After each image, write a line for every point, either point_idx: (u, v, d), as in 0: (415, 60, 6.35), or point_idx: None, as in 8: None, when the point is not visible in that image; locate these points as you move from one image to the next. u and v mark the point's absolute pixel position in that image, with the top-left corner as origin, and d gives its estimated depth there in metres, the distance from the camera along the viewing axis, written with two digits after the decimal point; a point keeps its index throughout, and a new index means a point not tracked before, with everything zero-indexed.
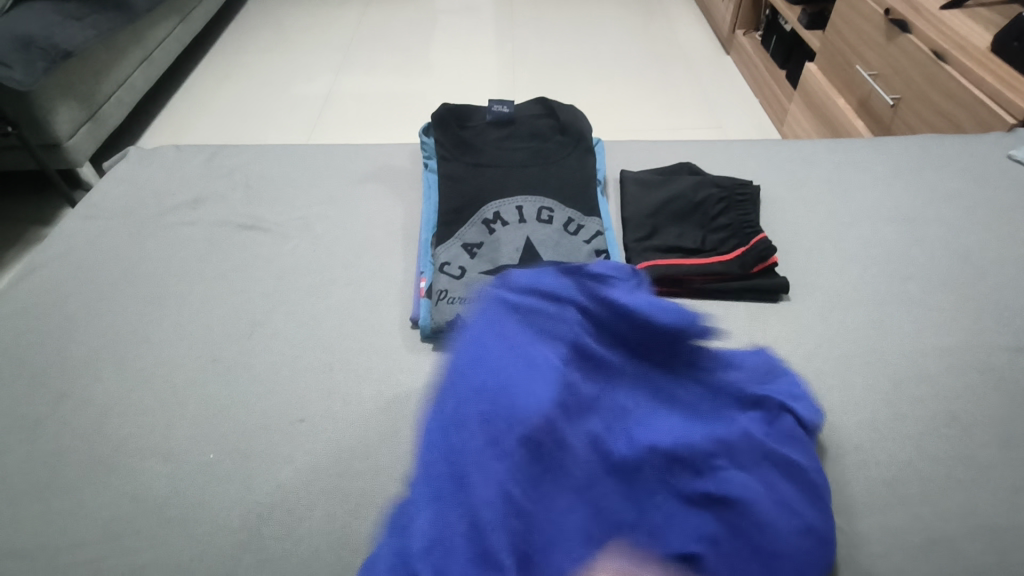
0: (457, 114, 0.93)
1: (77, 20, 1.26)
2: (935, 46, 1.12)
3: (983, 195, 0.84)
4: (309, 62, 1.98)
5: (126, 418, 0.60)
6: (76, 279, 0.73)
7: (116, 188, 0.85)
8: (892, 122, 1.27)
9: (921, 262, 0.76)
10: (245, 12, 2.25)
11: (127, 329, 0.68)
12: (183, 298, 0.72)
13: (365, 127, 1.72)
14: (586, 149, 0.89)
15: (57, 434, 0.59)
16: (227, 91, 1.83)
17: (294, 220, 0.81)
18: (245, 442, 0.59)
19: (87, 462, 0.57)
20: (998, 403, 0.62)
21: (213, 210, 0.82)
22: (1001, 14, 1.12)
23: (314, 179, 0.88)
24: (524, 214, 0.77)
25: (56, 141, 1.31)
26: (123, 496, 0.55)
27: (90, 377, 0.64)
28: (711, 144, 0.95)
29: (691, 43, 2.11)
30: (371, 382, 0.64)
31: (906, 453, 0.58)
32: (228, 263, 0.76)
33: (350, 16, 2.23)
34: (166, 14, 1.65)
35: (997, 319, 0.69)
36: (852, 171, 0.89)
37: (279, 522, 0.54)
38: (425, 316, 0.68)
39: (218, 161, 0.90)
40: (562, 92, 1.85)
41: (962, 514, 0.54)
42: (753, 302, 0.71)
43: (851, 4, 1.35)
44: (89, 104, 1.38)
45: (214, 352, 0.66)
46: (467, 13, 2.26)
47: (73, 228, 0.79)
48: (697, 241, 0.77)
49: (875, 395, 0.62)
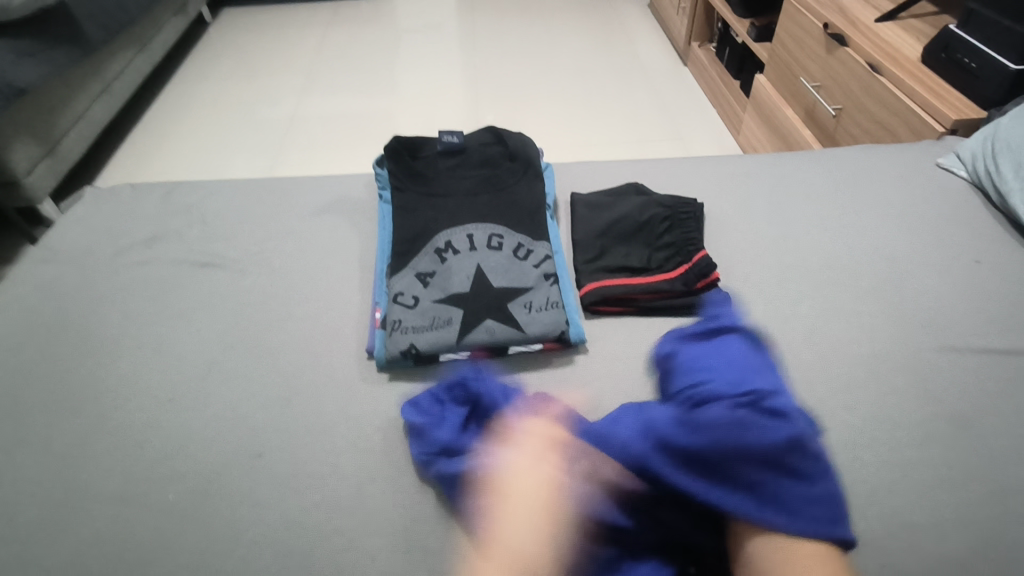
0: (409, 145, 0.94)
1: (31, 57, 1.26)
2: (870, 58, 1.17)
3: (912, 202, 0.89)
4: (273, 85, 1.99)
5: (83, 463, 0.61)
6: (32, 323, 0.73)
7: (71, 230, 0.85)
8: (835, 130, 1.32)
9: (855, 271, 0.80)
10: (208, 37, 2.26)
11: (84, 372, 0.69)
12: (140, 338, 0.72)
13: (329, 148, 1.74)
14: (535, 174, 0.91)
15: (14, 482, 0.60)
16: (190, 120, 1.84)
17: (251, 255, 0.83)
18: (204, 481, 0.60)
19: (44, 510, 0.58)
20: (922, 406, 0.65)
21: (170, 248, 0.83)
22: (932, 26, 1.19)
23: (271, 213, 0.89)
24: (474, 241, 0.79)
25: (14, 178, 1.30)
26: (81, 541, 0.56)
27: (47, 423, 0.64)
28: (658, 163, 0.98)
29: (649, 56, 2.16)
30: (322, 415, 0.65)
31: (842, 457, 0.61)
32: (186, 300, 0.77)
33: (313, 39, 2.25)
34: (123, 45, 1.65)
35: (924, 323, 0.73)
36: (792, 184, 0.93)
37: (239, 557, 0.55)
38: (381, 347, 0.69)
39: (175, 198, 0.91)
40: (524, 109, 1.89)
41: (891, 511, 0.57)
42: (695, 317, 0.74)
43: (794, 19, 1.39)
44: (46, 138, 1.38)
45: (170, 394, 0.67)
46: (431, 31, 2.30)
47: (28, 272, 0.79)
48: (643, 260, 0.79)
49: (806, 404, 0.65)
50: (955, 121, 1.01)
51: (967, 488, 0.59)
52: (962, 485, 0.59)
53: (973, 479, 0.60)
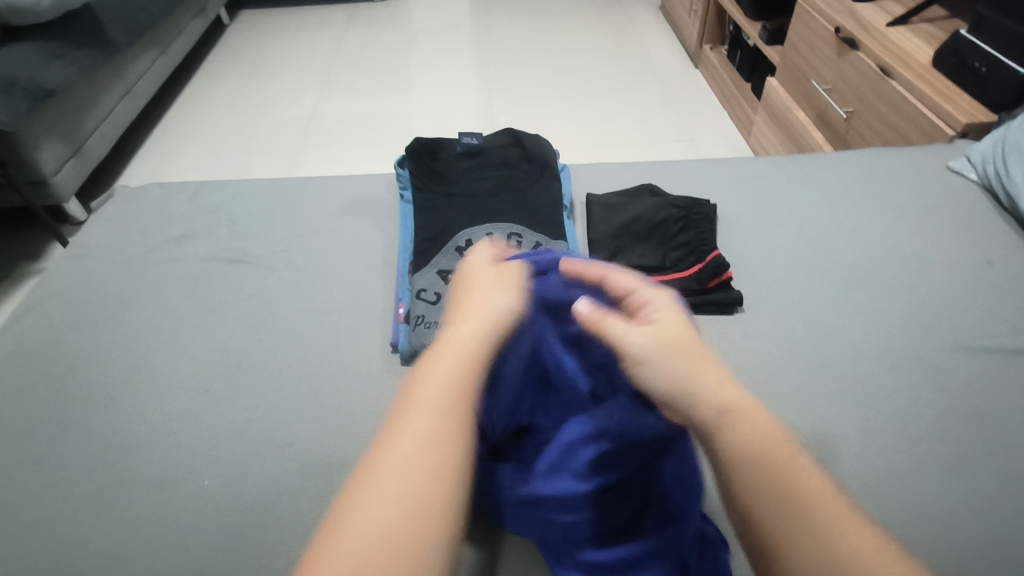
0: (429, 146, 0.97)
1: (58, 59, 1.30)
2: (881, 62, 1.18)
3: (924, 204, 0.91)
4: (290, 86, 2.03)
5: (123, 451, 0.64)
6: (70, 318, 0.76)
7: (104, 228, 0.88)
8: (847, 133, 1.33)
9: (866, 271, 0.82)
10: (227, 39, 2.30)
11: (121, 365, 0.72)
12: (173, 333, 0.75)
13: (345, 147, 1.77)
14: (552, 175, 0.93)
15: (58, 468, 0.63)
16: (210, 120, 1.88)
17: (277, 253, 0.85)
18: (238, 468, 0.62)
19: (86, 495, 0.61)
20: (933, 404, 0.67)
21: (200, 245, 0.86)
22: (943, 31, 1.20)
23: (295, 212, 0.92)
24: (494, 241, 0.83)
25: (41, 178, 1.34)
26: (123, 523, 0.59)
27: (87, 413, 0.67)
28: (672, 165, 1.00)
29: (661, 58, 2.18)
30: (349, 406, 0.67)
31: (852, 450, 0.63)
32: (216, 296, 0.80)
33: (328, 40, 2.28)
34: (145, 48, 1.69)
35: (934, 323, 0.75)
36: (803, 186, 0.95)
37: (274, 540, 0.57)
38: (405, 341, 0.72)
39: (202, 198, 0.94)
40: (537, 110, 1.91)
41: (902, 502, 0.59)
42: (709, 315, 0.76)
43: (806, 23, 1.41)
44: (72, 138, 1.41)
45: (203, 385, 0.70)
46: (445, 33, 2.33)
47: (65, 269, 0.82)
48: (657, 260, 0.82)
49: (818, 400, 0.67)
50: (964, 125, 1.02)
51: (975, 480, 0.61)
52: (971, 479, 0.61)
53: (980, 472, 0.61)
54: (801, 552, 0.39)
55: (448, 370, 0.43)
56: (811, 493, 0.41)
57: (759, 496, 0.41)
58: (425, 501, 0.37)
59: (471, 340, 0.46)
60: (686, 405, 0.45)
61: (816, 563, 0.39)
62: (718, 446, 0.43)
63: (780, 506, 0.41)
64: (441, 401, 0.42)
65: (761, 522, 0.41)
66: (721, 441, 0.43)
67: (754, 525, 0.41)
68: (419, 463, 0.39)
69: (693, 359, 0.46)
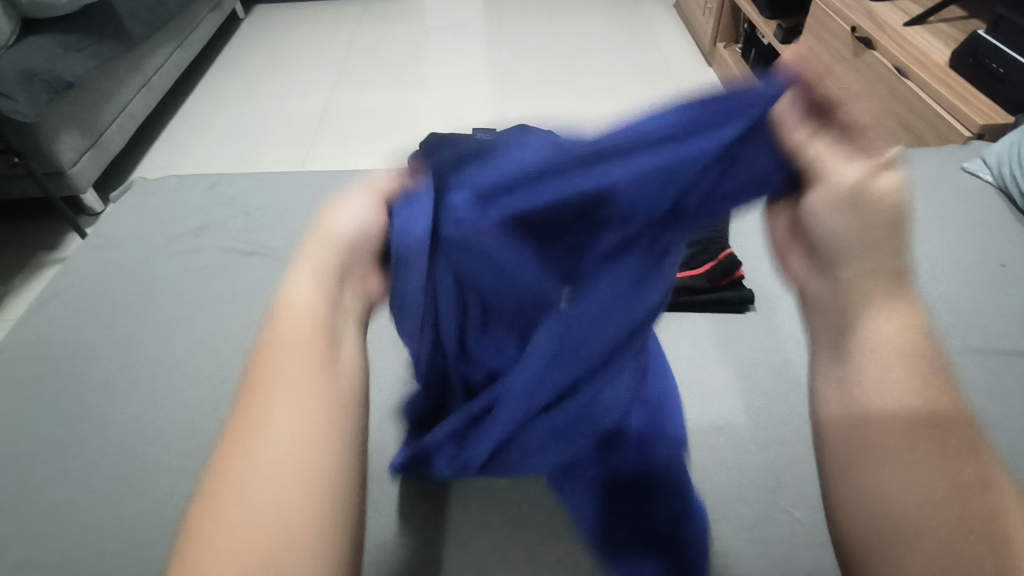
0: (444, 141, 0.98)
1: (78, 51, 1.31)
2: (897, 62, 1.18)
3: (938, 205, 0.90)
4: (304, 80, 2.04)
5: (142, 436, 0.65)
6: (90, 306, 0.78)
7: (124, 219, 0.90)
8: None
9: None
10: (242, 33, 2.32)
11: (139, 353, 0.73)
12: (190, 322, 0.77)
13: (357, 141, 1.78)
14: None
15: (78, 453, 0.64)
16: (224, 113, 1.89)
17: (292, 246, 0.86)
18: None
19: (106, 479, 0.62)
20: None
21: (216, 237, 0.88)
22: (961, 31, 1.19)
23: (310, 205, 0.93)
24: None
25: (60, 168, 1.36)
26: (142, 507, 0.60)
27: (106, 400, 0.68)
28: None
29: (675, 55, 2.17)
30: None
31: None
32: (232, 287, 0.81)
33: (342, 35, 2.29)
34: (162, 41, 1.71)
35: (947, 325, 0.75)
36: None
37: None
38: None
39: (218, 190, 0.95)
40: (549, 107, 1.91)
41: None
42: (720, 312, 0.80)
43: (822, 22, 1.40)
44: (90, 130, 1.43)
45: (220, 374, 0.71)
46: (458, 28, 2.33)
47: (85, 258, 0.84)
48: None
49: None
50: (981, 126, 1.02)
51: None
52: None
53: None
54: (879, 479, 0.38)
55: (292, 333, 0.40)
56: (950, 460, 0.38)
57: (881, 415, 0.39)
58: (284, 483, 0.34)
59: (311, 297, 0.43)
60: (843, 272, 0.44)
61: (887, 495, 0.37)
62: (853, 331, 0.42)
63: (897, 438, 0.38)
64: (272, 378, 0.38)
65: (873, 442, 0.39)
66: (857, 325, 0.42)
67: (864, 435, 0.39)
68: (266, 453, 0.35)
69: (879, 247, 0.43)
